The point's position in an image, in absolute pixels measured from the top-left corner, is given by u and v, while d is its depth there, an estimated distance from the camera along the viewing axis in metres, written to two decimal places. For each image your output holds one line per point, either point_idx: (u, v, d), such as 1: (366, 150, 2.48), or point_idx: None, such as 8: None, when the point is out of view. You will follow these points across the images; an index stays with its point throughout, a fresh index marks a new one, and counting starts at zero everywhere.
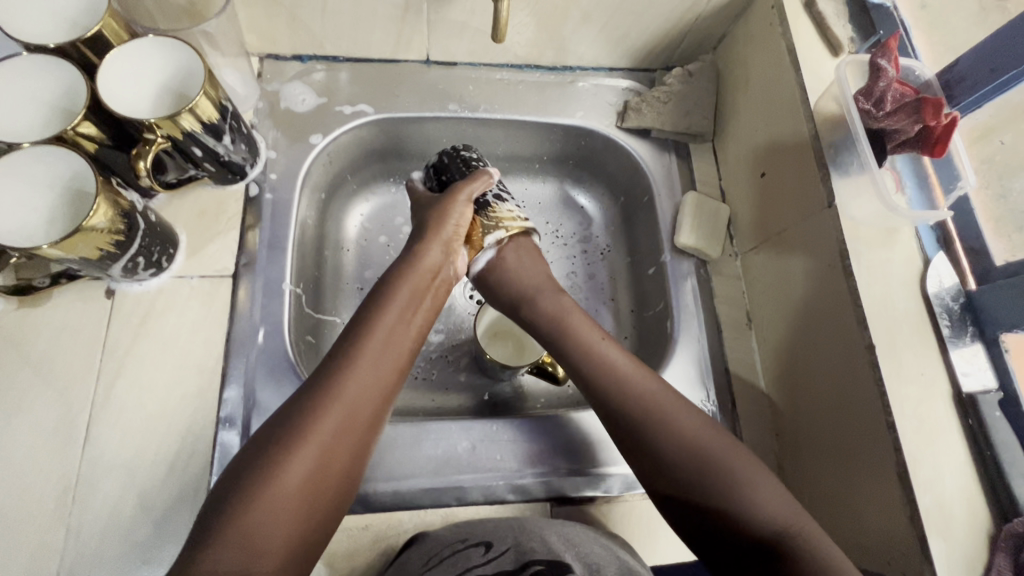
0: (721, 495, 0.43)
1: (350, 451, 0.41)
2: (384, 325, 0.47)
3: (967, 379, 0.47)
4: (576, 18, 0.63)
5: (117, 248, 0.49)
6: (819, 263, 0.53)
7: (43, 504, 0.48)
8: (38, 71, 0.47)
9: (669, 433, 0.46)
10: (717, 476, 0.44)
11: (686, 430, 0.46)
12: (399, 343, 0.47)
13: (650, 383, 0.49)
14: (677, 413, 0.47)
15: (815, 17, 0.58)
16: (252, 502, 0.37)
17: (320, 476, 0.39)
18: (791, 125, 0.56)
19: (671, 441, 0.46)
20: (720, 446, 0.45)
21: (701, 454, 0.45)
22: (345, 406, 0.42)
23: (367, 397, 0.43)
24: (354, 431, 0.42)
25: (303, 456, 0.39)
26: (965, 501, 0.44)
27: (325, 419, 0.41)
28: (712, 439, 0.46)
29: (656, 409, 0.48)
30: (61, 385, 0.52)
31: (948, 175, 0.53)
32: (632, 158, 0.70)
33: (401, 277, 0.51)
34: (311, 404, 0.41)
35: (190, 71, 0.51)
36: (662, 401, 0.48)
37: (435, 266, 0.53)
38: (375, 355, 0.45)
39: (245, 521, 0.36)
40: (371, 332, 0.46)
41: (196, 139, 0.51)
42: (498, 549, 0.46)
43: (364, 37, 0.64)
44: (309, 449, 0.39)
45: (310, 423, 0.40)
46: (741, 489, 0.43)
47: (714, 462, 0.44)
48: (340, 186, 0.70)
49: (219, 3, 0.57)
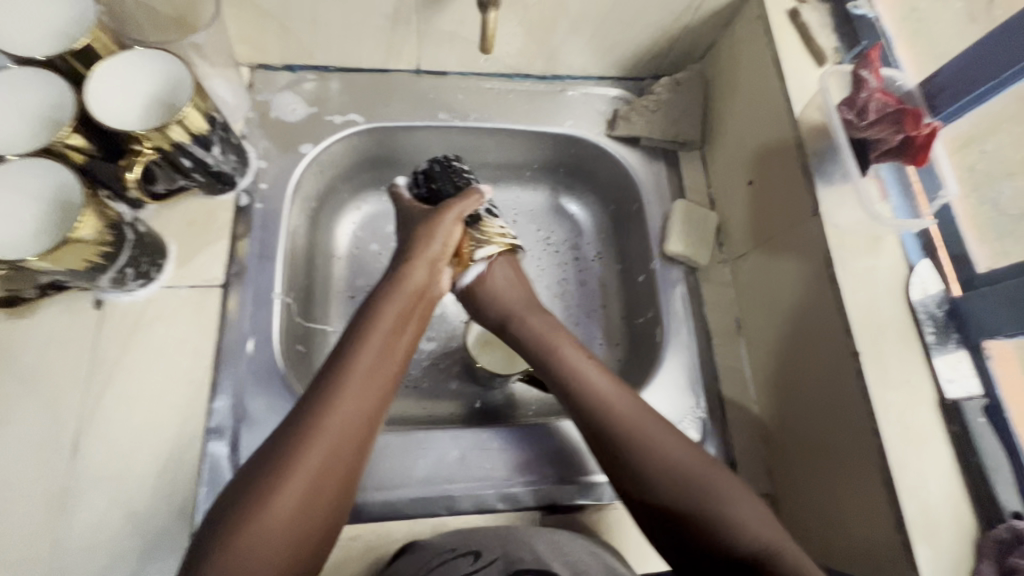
0: (696, 511, 0.43)
1: (336, 477, 0.41)
2: (369, 350, 0.47)
3: (951, 386, 0.48)
4: (564, 28, 0.64)
5: (105, 258, 0.49)
6: (805, 271, 0.53)
7: (30, 516, 0.48)
8: (27, 83, 0.47)
9: (646, 449, 0.46)
10: (694, 491, 0.44)
11: (662, 445, 0.46)
12: (384, 366, 0.47)
13: (626, 399, 0.49)
14: (654, 428, 0.47)
15: (799, 28, 0.59)
16: (237, 537, 0.37)
17: (306, 507, 0.40)
18: (777, 134, 0.57)
19: (648, 458, 0.46)
20: (695, 461, 0.45)
21: (678, 469, 0.45)
22: (329, 436, 0.42)
23: (351, 424, 0.43)
24: (339, 458, 0.42)
25: (287, 489, 0.39)
26: (950, 507, 0.44)
27: (311, 451, 0.41)
28: (691, 454, 0.46)
29: (633, 427, 0.47)
30: (48, 396, 0.51)
31: (932, 184, 0.54)
32: (621, 166, 0.70)
33: (386, 299, 0.50)
34: (297, 434, 0.41)
35: (179, 82, 0.51)
36: (638, 418, 0.48)
37: (421, 286, 0.52)
38: (357, 381, 0.45)
39: (235, 554, 0.37)
40: (354, 358, 0.46)
41: (185, 150, 0.52)
42: (487, 559, 0.45)
43: (355, 47, 0.64)
44: (293, 481, 0.40)
45: (293, 454, 0.40)
46: (718, 503, 0.43)
47: (691, 476, 0.45)
48: (330, 195, 0.70)
49: (209, 14, 0.57)
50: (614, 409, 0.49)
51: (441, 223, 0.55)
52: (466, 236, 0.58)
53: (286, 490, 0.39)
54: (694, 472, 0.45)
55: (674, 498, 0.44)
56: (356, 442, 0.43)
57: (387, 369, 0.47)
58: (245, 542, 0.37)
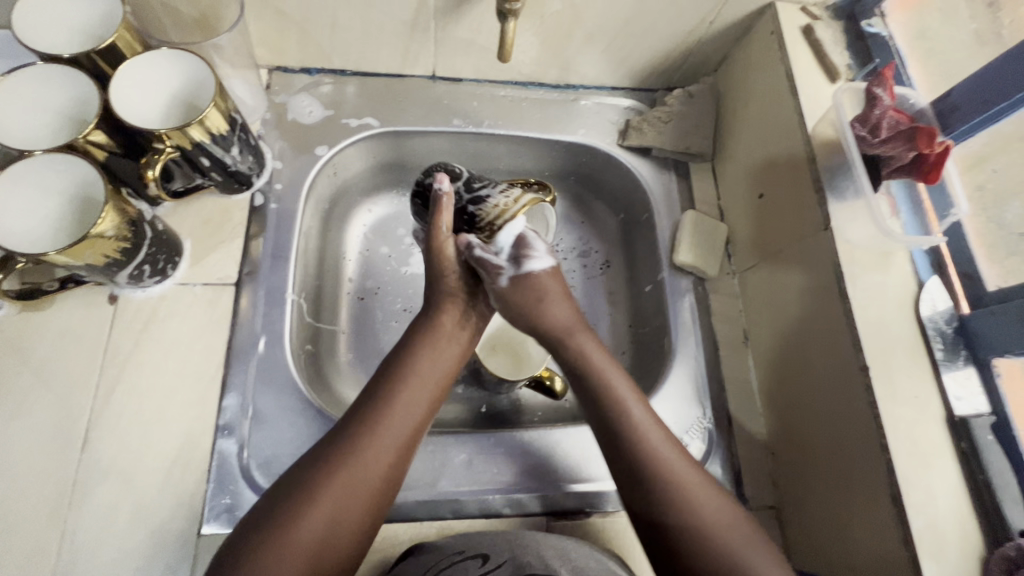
0: (710, 562, 0.40)
1: (371, 491, 0.43)
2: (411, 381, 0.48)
3: (959, 403, 0.48)
4: (580, 39, 0.65)
5: (124, 255, 0.49)
6: (815, 284, 0.54)
7: (39, 508, 0.48)
8: (49, 80, 0.48)
9: (674, 489, 0.43)
10: (708, 540, 0.41)
11: (690, 489, 0.43)
12: (424, 387, 0.49)
13: (658, 434, 0.46)
14: (683, 465, 0.45)
15: (812, 44, 0.60)
16: (275, 538, 0.39)
17: (330, 533, 0.40)
18: (789, 148, 0.57)
19: (674, 496, 0.43)
20: (722, 512, 0.42)
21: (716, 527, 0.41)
22: (371, 451, 0.44)
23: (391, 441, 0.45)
24: (378, 473, 0.43)
25: (318, 510, 0.40)
26: (957, 524, 0.44)
27: (344, 477, 0.42)
28: (714, 500, 0.43)
29: (660, 463, 0.44)
30: (61, 390, 0.52)
31: (942, 202, 0.54)
32: (632, 175, 0.71)
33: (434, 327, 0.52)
34: (334, 462, 0.43)
35: (200, 83, 0.52)
36: (667, 458, 0.45)
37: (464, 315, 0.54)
38: (405, 398, 0.47)
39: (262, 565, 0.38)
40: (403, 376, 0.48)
41: (204, 149, 0.52)
42: (495, 561, 0.46)
43: (372, 52, 0.65)
44: (333, 490, 0.41)
45: (339, 463, 0.42)
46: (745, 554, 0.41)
47: (718, 526, 0.42)
48: (342, 197, 0.71)
49: (231, 17, 0.58)
50: (644, 440, 0.45)
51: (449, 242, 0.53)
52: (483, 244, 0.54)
53: (325, 498, 0.41)
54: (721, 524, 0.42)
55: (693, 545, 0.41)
56: (394, 461, 0.44)
57: (428, 390, 0.49)
58: (280, 544, 0.39)
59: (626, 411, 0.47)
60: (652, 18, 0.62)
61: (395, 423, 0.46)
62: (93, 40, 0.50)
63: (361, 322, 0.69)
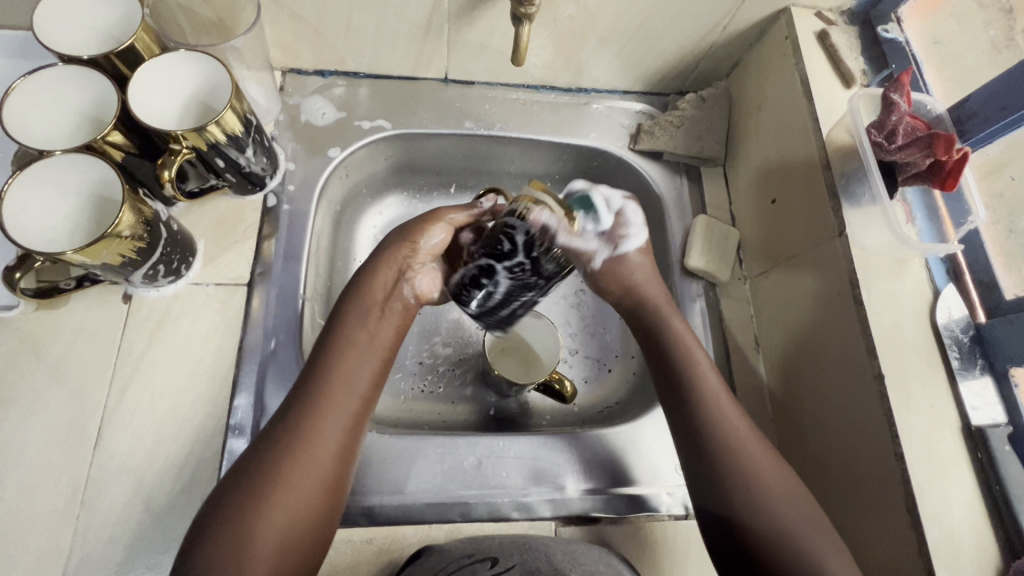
0: (776, 542, 0.44)
1: (316, 488, 0.43)
2: (346, 366, 0.48)
3: (976, 413, 0.48)
4: (593, 43, 0.65)
5: (139, 255, 0.50)
6: (828, 290, 0.53)
7: (52, 505, 0.48)
8: (68, 81, 0.48)
9: (739, 471, 0.47)
10: (768, 515, 0.45)
11: (761, 473, 0.47)
12: (358, 378, 0.48)
13: (737, 420, 0.49)
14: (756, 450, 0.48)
15: (828, 50, 0.60)
16: (229, 550, 0.39)
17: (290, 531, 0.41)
18: (803, 153, 0.57)
19: (741, 478, 0.47)
20: (789, 497, 0.46)
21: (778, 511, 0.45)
22: (306, 450, 0.43)
23: (330, 435, 0.45)
24: (324, 469, 0.44)
25: (270, 516, 0.41)
26: (974, 536, 0.44)
27: (291, 477, 0.42)
28: (787, 486, 0.47)
29: (734, 448, 0.48)
30: (74, 387, 0.52)
31: (958, 211, 0.53)
32: (643, 179, 0.71)
33: (353, 309, 0.51)
34: (274, 464, 0.42)
35: (217, 84, 0.53)
36: (744, 441, 0.48)
37: (388, 288, 0.53)
38: (335, 391, 0.46)
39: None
40: (326, 370, 0.47)
41: (220, 150, 0.53)
42: (504, 565, 0.46)
43: (385, 55, 0.66)
44: (278, 495, 0.42)
45: (279, 468, 0.42)
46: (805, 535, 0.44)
47: (779, 508, 0.45)
48: (354, 198, 0.71)
49: (247, 20, 0.58)
50: (722, 424, 0.49)
51: (433, 227, 0.55)
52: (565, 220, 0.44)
53: (283, 478, 0.42)
54: (785, 507, 0.45)
55: (754, 524, 0.45)
56: (339, 453, 0.45)
57: (362, 379, 0.48)
58: (231, 557, 0.39)
59: (711, 393, 0.51)
60: (666, 22, 0.62)
61: (329, 419, 0.45)
62: (111, 42, 0.51)
63: None
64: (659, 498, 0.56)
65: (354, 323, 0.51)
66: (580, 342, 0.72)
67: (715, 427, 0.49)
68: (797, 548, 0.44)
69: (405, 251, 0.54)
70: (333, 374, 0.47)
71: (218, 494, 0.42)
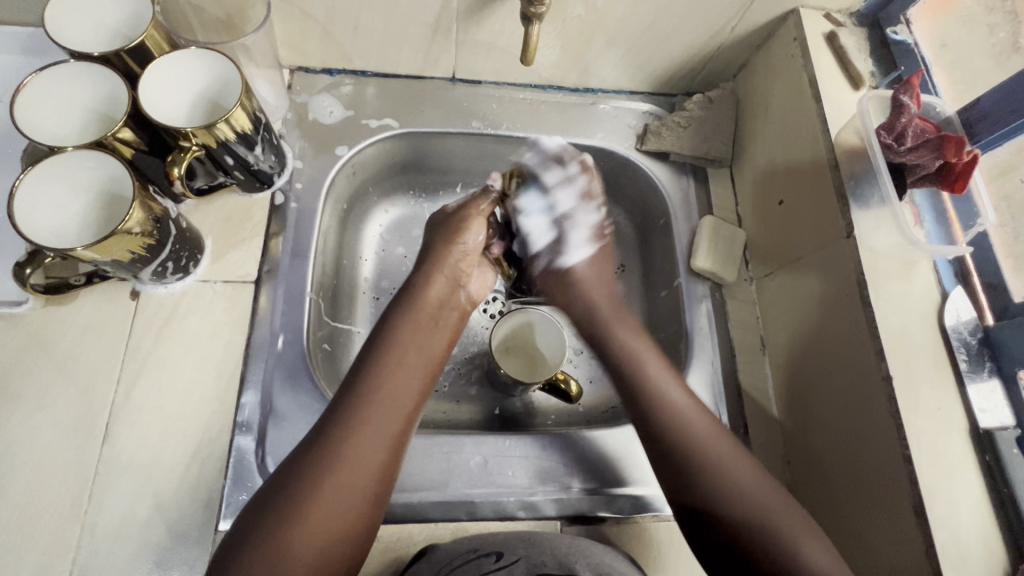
0: (756, 527, 0.46)
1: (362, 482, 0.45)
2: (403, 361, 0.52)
3: (984, 415, 0.47)
4: (601, 43, 0.65)
5: (148, 251, 0.50)
6: (836, 291, 0.53)
7: (60, 500, 0.48)
8: (79, 77, 0.48)
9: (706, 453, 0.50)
10: (742, 502, 0.47)
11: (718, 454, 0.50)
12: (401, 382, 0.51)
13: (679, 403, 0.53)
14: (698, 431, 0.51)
15: (836, 51, 0.60)
16: (288, 517, 0.42)
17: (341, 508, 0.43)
18: (811, 154, 0.57)
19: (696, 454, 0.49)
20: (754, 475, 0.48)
21: (751, 498, 0.47)
22: (354, 443, 0.46)
23: (377, 431, 0.47)
24: (369, 463, 0.46)
25: (327, 490, 0.43)
26: (981, 538, 0.44)
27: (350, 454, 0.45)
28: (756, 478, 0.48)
29: (689, 435, 0.51)
30: (82, 383, 0.52)
31: (967, 212, 0.53)
32: (650, 179, 0.71)
33: (408, 312, 0.56)
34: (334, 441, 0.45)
35: (226, 81, 0.53)
36: (694, 425, 0.51)
37: (442, 295, 0.58)
38: (387, 392, 0.49)
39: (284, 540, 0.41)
40: (379, 373, 0.50)
41: (229, 148, 0.53)
42: (509, 558, 0.46)
43: (393, 53, 0.66)
44: (332, 487, 0.44)
45: (334, 459, 0.45)
46: (773, 513, 0.46)
47: (747, 485, 0.48)
48: (360, 196, 0.71)
49: (256, 17, 0.58)
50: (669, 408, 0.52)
51: (474, 226, 0.63)
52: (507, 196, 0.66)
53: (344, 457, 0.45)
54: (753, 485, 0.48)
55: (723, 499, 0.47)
56: (381, 449, 0.47)
57: (402, 379, 0.51)
58: (289, 524, 0.41)
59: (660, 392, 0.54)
60: (674, 23, 0.62)
61: (376, 417, 0.48)
62: (121, 39, 0.51)
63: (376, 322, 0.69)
64: (664, 499, 0.56)
65: (401, 329, 0.54)
66: (585, 341, 0.72)
67: (664, 407, 0.52)
68: (767, 521, 0.46)
69: (456, 260, 0.61)
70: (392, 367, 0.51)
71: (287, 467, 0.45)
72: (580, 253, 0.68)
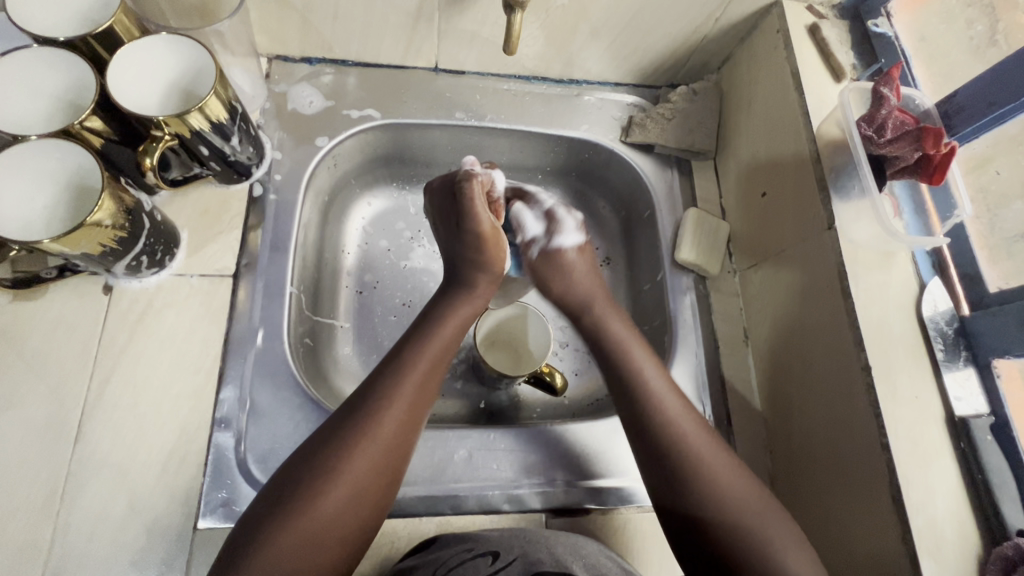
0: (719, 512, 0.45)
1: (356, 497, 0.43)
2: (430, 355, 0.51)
3: (959, 403, 0.48)
4: (585, 33, 0.64)
5: (120, 244, 0.48)
6: (818, 286, 0.54)
7: (31, 501, 0.47)
8: (46, 63, 0.47)
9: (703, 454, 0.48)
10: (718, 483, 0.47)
11: (717, 473, 0.47)
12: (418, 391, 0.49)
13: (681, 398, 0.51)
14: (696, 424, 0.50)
15: (818, 43, 0.60)
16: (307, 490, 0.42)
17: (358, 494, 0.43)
18: (793, 147, 0.58)
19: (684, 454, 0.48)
20: (745, 491, 0.46)
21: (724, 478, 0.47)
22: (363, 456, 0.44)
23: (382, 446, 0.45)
24: (376, 468, 0.44)
25: (346, 472, 0.43)
26: (956, 524, 0.44)
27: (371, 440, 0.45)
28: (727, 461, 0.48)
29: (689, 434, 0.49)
30: (54, 380, 0.51)
31: (945, 204, 0.54)
32: (634, 172, 0.71)
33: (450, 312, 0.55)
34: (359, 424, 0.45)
35: (201, 70, 0.51)
36: (695, 430, 0.49)
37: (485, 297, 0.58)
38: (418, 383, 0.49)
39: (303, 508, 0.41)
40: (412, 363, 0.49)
41: (203, 138, 0.51)
42: (505, 559, 0.45)
43: (374, 42, 0.64)
44: (340, 481, 0.43)
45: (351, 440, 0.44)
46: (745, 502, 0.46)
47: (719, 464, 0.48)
48: (342, 189, 0.70)
49: (231, 4, 0.57)
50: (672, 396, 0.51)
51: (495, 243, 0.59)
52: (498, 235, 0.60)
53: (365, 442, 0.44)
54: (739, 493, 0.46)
55: (704, 507, 0.45)
56: (395, 445, 0.46)
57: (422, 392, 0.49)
58: (306, 505, 0.41)
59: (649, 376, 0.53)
60: (658, 15, 0.62)
61: (389, 432, 0.46)
62: (88, 24, 0.49)
63: (360, 316, 0.68)
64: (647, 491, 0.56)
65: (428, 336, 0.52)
66: (570, 335, 0.72)
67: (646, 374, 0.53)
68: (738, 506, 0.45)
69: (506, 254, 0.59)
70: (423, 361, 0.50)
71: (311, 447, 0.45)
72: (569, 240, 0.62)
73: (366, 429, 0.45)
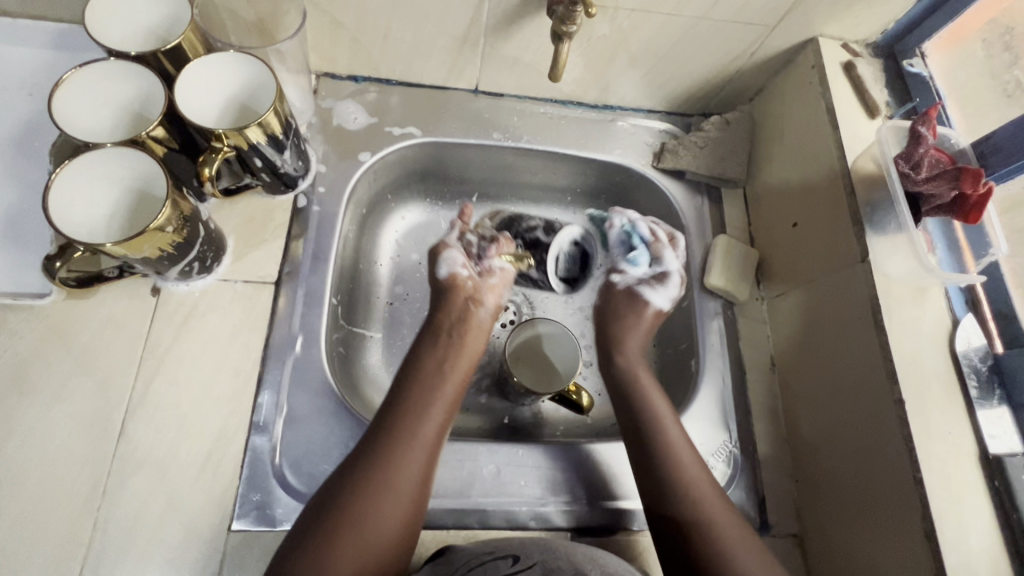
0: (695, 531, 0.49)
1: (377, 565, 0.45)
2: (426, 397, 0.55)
3: (993, 441, 0.49)
4: (623, 62, 0.66)
5: (176, 250, 0.50)
6: (850, 317, 0.54)
7: (74, 494, 0.48)
8: (122, 78, 0.49)
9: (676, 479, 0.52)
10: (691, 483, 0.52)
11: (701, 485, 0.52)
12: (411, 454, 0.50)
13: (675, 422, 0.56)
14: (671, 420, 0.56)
15: (853, 80, 0.62)
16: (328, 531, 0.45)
17: (372, 537, 0.46)
18: (828, 180, 0.58)
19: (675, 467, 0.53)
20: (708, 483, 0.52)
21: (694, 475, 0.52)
22: (367, 513, 0.46)
23: (383, 507, 0.47)
24: (386, 508, 0.47)
25: (356, 522, 0.46)
26: (990, 563, 0.44)
27: (369, 485, 0.48)
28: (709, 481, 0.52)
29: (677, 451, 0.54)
30: (101, 377, 0.52)
31: (979, 241, 0.55)
32: (665, 197, 0.72)
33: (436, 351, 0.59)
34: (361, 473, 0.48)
35: (259, 86, 0.54)
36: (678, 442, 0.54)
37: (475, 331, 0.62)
38: (409, 425, 0.52)
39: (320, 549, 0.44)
40: (404, 408, 0.53)
41: (258, 150, 0.53)
42: (525, 562, 0.47)
43: (419, 64, 0.67)
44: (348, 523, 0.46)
45: (359, 486, 0.47)
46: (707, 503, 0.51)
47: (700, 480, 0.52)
48: (379, 202, 0.72)
49: (286, 23, 0.59)
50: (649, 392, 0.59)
51: (487, 296, 0.64)
52: (497, 288, 0.65)
53: (365, 490, 0.47)
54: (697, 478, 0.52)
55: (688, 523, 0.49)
56: (397, 485, 0.48)
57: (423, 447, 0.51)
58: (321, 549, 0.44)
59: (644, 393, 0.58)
60: (696, 47, 0.64)
61: (385, 487, 0.48)
62: (155, 39, 0.52)
63: (390, 327, 0.69)
64: None
65: (418, 386, 0.55)
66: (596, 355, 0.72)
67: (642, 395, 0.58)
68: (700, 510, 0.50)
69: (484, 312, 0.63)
70: (420, 407, 0.53)
71: (322, 495, 0.48)
72: (659, 301, 0.66)
73: (363, 476, 0.48)
